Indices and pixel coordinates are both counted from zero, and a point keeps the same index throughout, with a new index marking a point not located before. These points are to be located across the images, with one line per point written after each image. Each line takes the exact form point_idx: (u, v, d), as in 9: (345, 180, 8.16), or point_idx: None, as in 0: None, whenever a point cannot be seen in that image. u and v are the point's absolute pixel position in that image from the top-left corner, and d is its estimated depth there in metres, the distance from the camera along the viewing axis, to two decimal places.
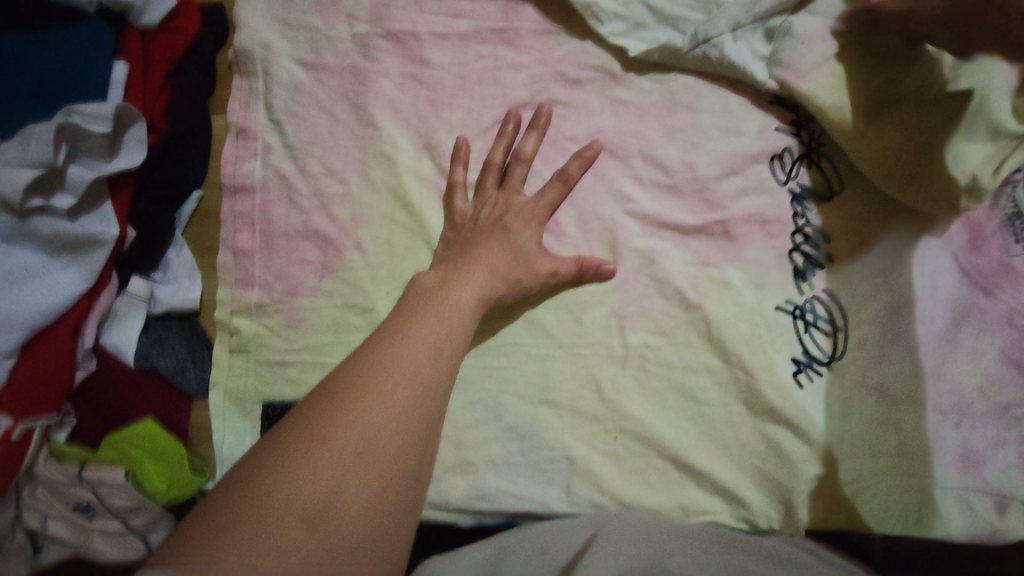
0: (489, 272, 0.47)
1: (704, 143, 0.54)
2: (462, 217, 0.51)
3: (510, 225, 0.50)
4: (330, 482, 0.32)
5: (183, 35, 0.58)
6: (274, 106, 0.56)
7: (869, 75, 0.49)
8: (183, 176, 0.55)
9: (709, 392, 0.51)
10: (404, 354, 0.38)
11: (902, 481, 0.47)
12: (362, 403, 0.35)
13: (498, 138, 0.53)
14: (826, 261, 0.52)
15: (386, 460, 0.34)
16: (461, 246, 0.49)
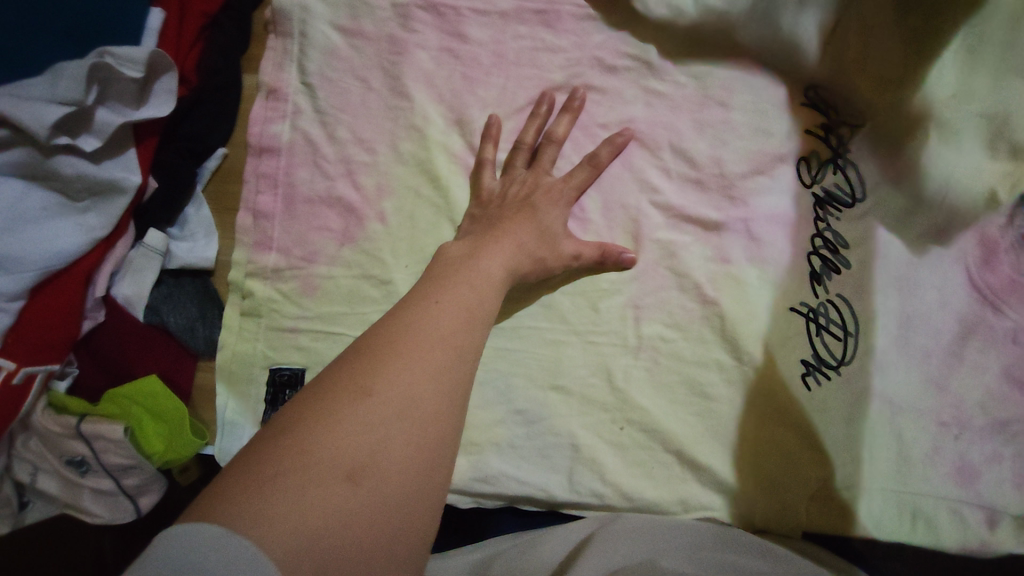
0: (518, 244, 0.45)
1: (740, 135, 0.52)
2: (489, 193, 0.50)
3: (538, 203, 0.48)
4: (373, 440, 0.30)
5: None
6: (307, 69, 0.55)
7: (885, 89, 0.51)
8: (209, 132, 0.56)
9: (719, 388, 0.51)
10: (437, 316, 0.36)
11: (899, 490, 0.47)
12: (395, 364, 0.33)
13: (530, 119, 0.52)
14: (844, 266, 0.50)
15: (428, 419, 0.32)
16: (488, 220, 0.48)
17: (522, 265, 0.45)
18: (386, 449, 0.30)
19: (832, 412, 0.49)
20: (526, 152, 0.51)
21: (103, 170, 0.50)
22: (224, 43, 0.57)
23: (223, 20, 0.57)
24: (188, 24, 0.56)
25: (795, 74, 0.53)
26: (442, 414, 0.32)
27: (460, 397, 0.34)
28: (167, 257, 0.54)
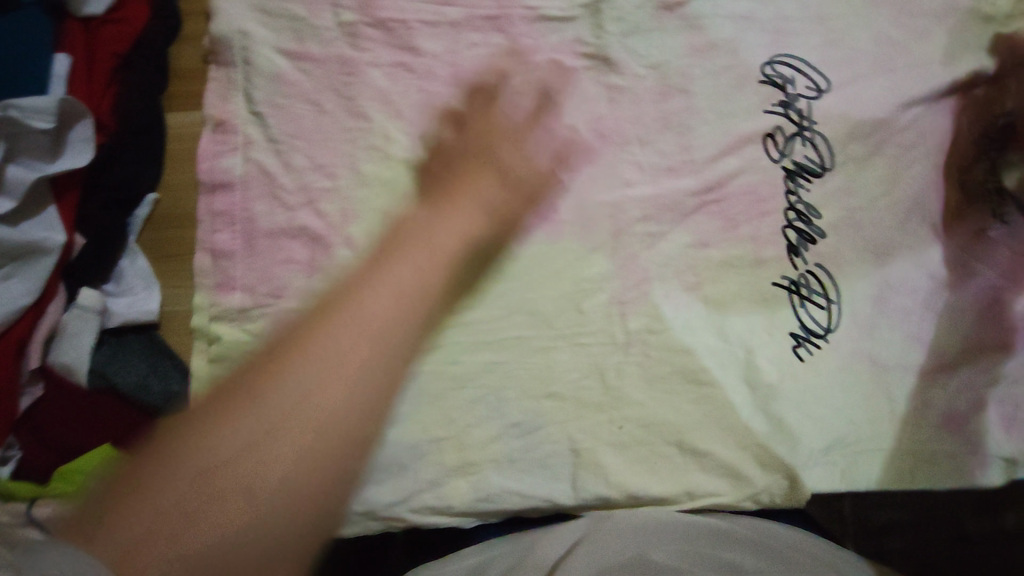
0: (465, 204, 0.46)
1: (706, 120, 0.52)
2: (447, 149, 0.51)
3: (495, 147, 0.49)
4: (263, 436, 0.34)
5: (130, 24, 0.56)
6: (254, 97, 0.52)
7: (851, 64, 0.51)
8: (135, 178, 0.54)
9: (713, 373, 0.50)
10: (359, 319, 0.38)
11: (896, 446, 0.49)
12: (304, 365, 0.36)
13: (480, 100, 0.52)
14: (818, 235, 0.51)
15: (322, 417, 0.35)
16: (445, 173, 0.49)
17: (479, 227, 0.46)
18: (274, 448, 0.33)
19: (824, 381, 0.50)
20: (483, 100, 0.52)
21: (22, 232, 0.49)
22: (143, 82, 0.55)
23: (136, 57, 0.55)
24: (97, 67, 0.54)
25: (754, 53, 0.52)
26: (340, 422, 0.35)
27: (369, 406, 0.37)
28: (105, 317, 0.51)
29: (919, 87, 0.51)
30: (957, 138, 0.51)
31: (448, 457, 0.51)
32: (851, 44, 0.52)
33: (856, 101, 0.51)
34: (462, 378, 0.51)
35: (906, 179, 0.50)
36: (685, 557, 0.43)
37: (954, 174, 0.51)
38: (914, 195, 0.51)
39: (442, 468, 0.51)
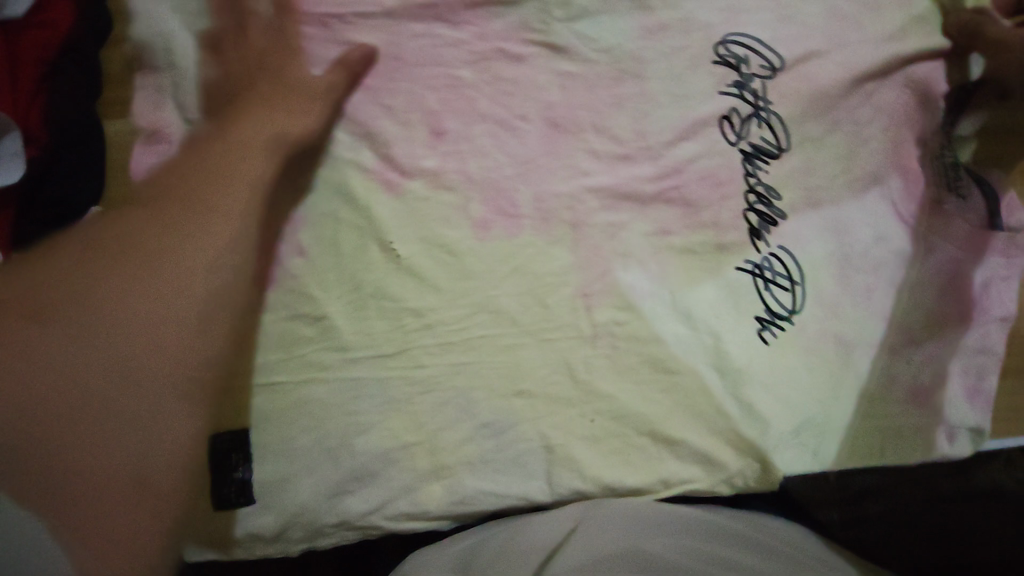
0: (270, 109, 0.47)
1: (660, 104, 0.51)
2: (235, 68, 0.50)
3: (281, 63, 0.49)
4: (125, 310, 0.35)
5: (56, 27, 0.51)
6: (186, 104, 0.50)
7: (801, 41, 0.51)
8: (75, 193, 0.50)
9: (680, 361, 0.50)
10: (193, 218, 0.39)
11: (863, 422, 0.50)
12: (137, 271, 0.36)
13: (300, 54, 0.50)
14: (779, 217, 0.50)
15: (200, 307, 0.37)
16: (234, 92, 0.49)
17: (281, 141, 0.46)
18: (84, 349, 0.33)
19: (790, 362, 0.50)
20: (243, 33, 0.50)
21: None
22: (74, 92, 0.51)
23: (64, 64, 0.51)
24: (22, 76, 0.50)
25: (704, 33, 0.51)
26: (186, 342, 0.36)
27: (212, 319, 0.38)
28: None
29: (874, 60, 0.50)
30: (913, 110, 0.51)
31: (420, 463, 0.49)
32: (801, 18, 0.51)
33: (809, 79, 0.50)
34: (429, 383, 0.50)
35: (862, 155, 0.51)
36: (686, 553, 0.44)
37: (910, 146, 0.51)
38: (875, 166, 0.51)
39: (415, 475, 0.49)
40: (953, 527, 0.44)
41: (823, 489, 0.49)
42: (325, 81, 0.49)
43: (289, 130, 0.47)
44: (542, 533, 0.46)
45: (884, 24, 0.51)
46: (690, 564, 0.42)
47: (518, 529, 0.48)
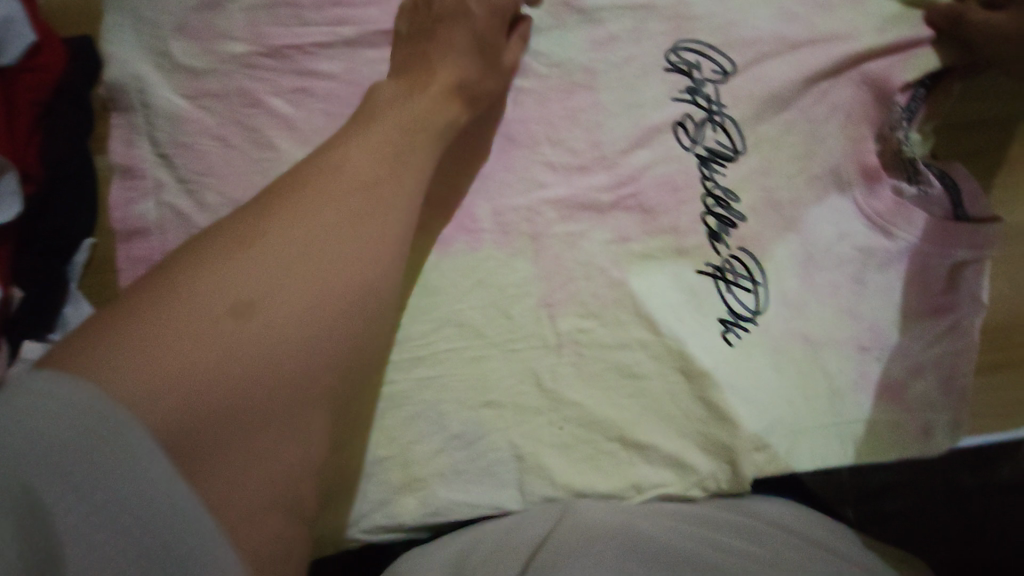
0: (446, 93, 0.47)
1: (613, 114, 0.52)
2: (436, 31, 0.50)
3: (498, 44, 0.51)
4: (323, 309, 0.35)
5: (49, 73, 0.53)
6: (159, 140, 0.53)
7: (750, 44, 0.51)
8: (71, 224, 0.53)
9: (645, 366, 0.50)
10: (366, 201, 0.38)
11: (834, 422, 0.49)
12: (331, 267, 0.35)
13: (482, 24, 0.50)
14: (739, 220, 0.50)
15: (378, 308, 0.38)
16: (418, 62, 0.49)
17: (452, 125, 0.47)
18: (261, 328, 0.32)
19: (755, 361, 0.50)
20: (446, 5, 0.50)
21: None
22: (67, 131, 0.54)
23: (59, 106, 0.54)
24: (19, 119, 0.52)
25: (654, 41, 0.52)
26: (337, 330, 0.35)
27: (360, 315, 0.37)
28: None
29: (824, 59, 0.51)
30: (874, 103, 0.51)
31: (394, 476, 0.50)
32: (751, 22, 0.52)
33: (760, 81, 0.51)
34: (398, 398, 0.51)
35: (817, 154, 0.51)
36: (684, 542, 0.41)
37: (868, 137, 0.51)
38: (829, 164, 0.51)
39: (388, 488, 0.50)
40: (960, 524, 0.56)
41: (841, 487, 0.56)
42: (506, 72, 0.51)
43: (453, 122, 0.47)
44: (525, 533, 0.45)
45: (830, 21, 0.51)
46: (692, 549, 0.40)
47: (498, 531, 0.46)
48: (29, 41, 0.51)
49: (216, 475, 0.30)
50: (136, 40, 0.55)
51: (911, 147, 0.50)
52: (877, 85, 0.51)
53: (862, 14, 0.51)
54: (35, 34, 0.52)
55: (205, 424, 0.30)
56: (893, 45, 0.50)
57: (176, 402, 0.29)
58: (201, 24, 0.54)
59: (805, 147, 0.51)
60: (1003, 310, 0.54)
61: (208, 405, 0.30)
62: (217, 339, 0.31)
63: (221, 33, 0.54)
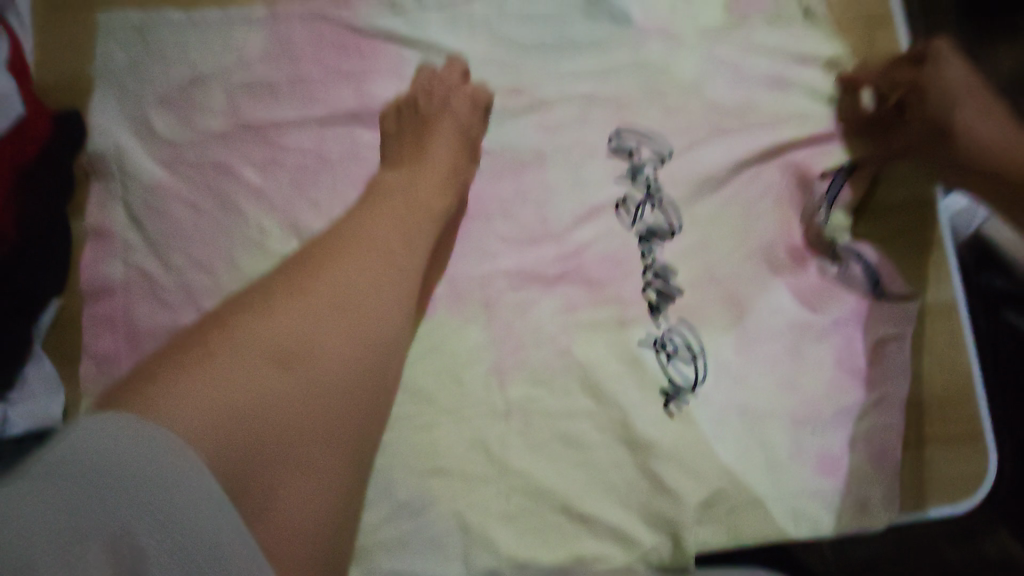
0: (444, 182, 0.50)
1: (561, 193, 0.55)
2: (421, 114, 0.54)
3: (477, 123, 0.55)
4: (352, 356, 0.38)
5: (36, 142, 0.57)
6: (133, 205, 0.56)
7: (686, 134, 0.56)
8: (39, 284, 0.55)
9: (591, 435, 0.52)
10: (390, 261, 0.42)
11: (774, 493, 0.50)
12: (356, 317, 0.38)
13: (462, 105, 0.54)
14: (677, 292, 0.53)
15: (400, 354, 0.41)
16: (412, 145, 0.52)
17: (448, 197, 0.50)
18: (301, 377, 0.36)
19: (698, 431, 0.51)
20: (433, 106, 0.54)
21: None
22: (48, 196, 0.57)
23: (41, 172, 0.57)
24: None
25: (599, 128, 0.56)
26: (364, 378, 0.38)
27: (384, 363, 0.39)
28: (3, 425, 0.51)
29: (753, 149, 0.55)
30: (800, 189, 0.55)
31: None
32: (687, 113, 0.56)
33: (695, 166, 0.55)
34: None
35: (745, 236, 0.54)
36: None
37: (797, 219, 0.55)
38: (761, 242, 0.54)
39: None
40: None
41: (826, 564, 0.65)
42: (478, 147, 0.55)
43: (448, 196, 0.50)
44: None
45: (753, 114, 0.56)
46: None
47: None
48: (18, 114, 0.55)
49: (265, 514, 0.33)
50: (120, 113, 0.58)
51: (829, 231, 0.55)
52: (802, 172, 0.55)
53: (784, 112, 0.57)
54: (23, 108, 0.56)
55: (253, 463, 0.33)
56: (811, 137, 0.56)
57: (226, 451, 0.32)
58: (182, 99, 0.58)
59: (733, 229, 0.54)
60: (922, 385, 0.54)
61: (256, 449, 0.34)
62: (263, 389, 0.35)
63: (200, 108, 0.58)
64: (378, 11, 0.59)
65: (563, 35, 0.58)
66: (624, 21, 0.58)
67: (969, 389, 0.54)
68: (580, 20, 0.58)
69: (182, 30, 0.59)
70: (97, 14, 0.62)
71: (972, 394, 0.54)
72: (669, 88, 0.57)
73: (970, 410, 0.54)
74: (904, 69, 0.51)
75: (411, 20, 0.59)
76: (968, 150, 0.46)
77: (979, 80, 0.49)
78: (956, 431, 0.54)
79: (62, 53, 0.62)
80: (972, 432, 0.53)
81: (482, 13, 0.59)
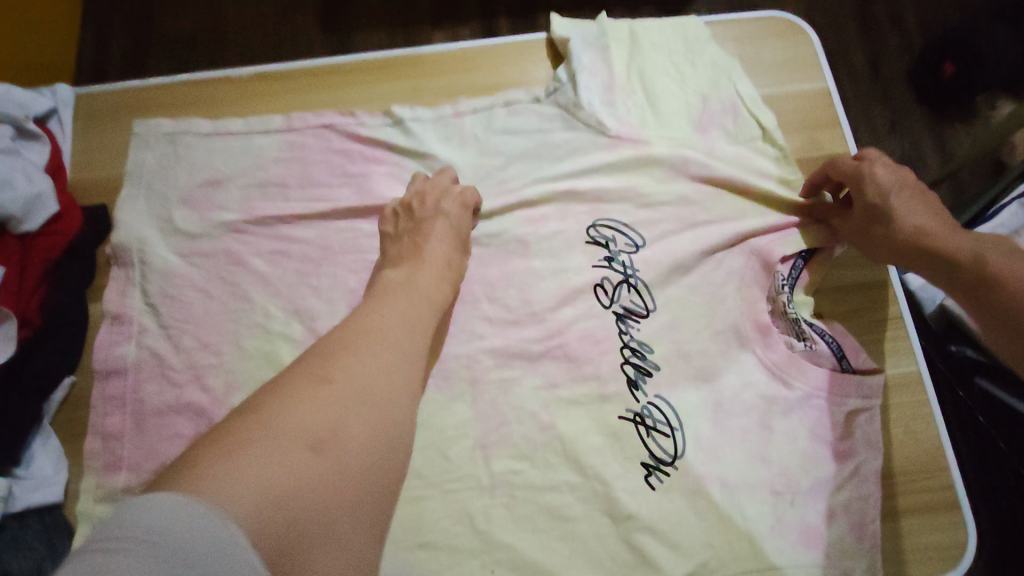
0: (440, 274, 0.55)
1: (542, 277, 0.60)
2: (418, 214, 0.59)
3: (466, 219, 0.60)
4: (370, 436, 0.40)
5: (63, 235, 0.62)
6: (149, 290, 0.60)
7: (655, 223, 0.62)
8: (55, 366, 0.58)
9: (574, 508, 0.53)
10: (400, 352, 0.45)
11: (757, 566, 0.51)
12: (373, 399, 0.41)
13: (454, 205, 0.59)
14: (653, 368, 0.57)
15: (408, 436, 0.43)
16: (410, 244, 0.57)
17: (444, 290, 0.54)
18: (332, 458, 0.37)
19: (678, 502, 0.53)
20: (428, 209, 0.59)
21: None
22: (70, 284, 0.62)
23: (67, 262, 0.62)
24: (29, 273, 0.59)
25: (577, 218, 0.62)
26: (380, 456, 0.40)
27: (395, 443, 0.42)
28: (8, 501, 0.53)
29: (720, 237, 0.60)
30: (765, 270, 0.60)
31: None
32: (656, 205, 0.62)
33: (667, 251, 0.60)
34: None
35: (716, 314, 0.59)
36: None
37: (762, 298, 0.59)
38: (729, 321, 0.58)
39: None
40: None
41: None
42: (467, 243, 0.60)
43: (443, 289, 0.54)
44: None
45: (719, 206, 0.62)
46: None
47: None
48: (51, 211, 0.61)
49: None
50: (144, 208, 0.64)
51: (794, 308, 0.59)
52: (765, 258, 0.60)
53: (746, 205, 0.62)
54: (57, 204, 0.62)
55: (286, 540, 0.34)
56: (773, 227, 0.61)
57: (264, 528, 0.33)
58: (202, 196, 0.64)
59: (706, 308, 0.59)
60: (897, 454, 0.58)
61: (293, 531, 0.34)
62: (296, 470, 0.36)
63: (216, 204, 0.64)
64: (380, 123, 0.67)
65: (544, 143, 0.65)
66: (600, 128, 0.64)
67: (942, 460, 0.58)
68: (560, 128, 0.65)
69: (207, 136, 0.67)
70: (133, 122, 0.69)
71: (945, 466, 0.58)
72: (642, 182, 0.63)
73: (944, 480, 0.57)
74: (846, 162, 0.58)
75: (410, 131, 0.66)
76: (909, 231, 0.52)
77: (908, 172, 0.55)
78: (934, 501, 0.57)
79: (97, 156, 0.69)
80: (949, 503, 0.57)
81: (470, 127, 0.66)
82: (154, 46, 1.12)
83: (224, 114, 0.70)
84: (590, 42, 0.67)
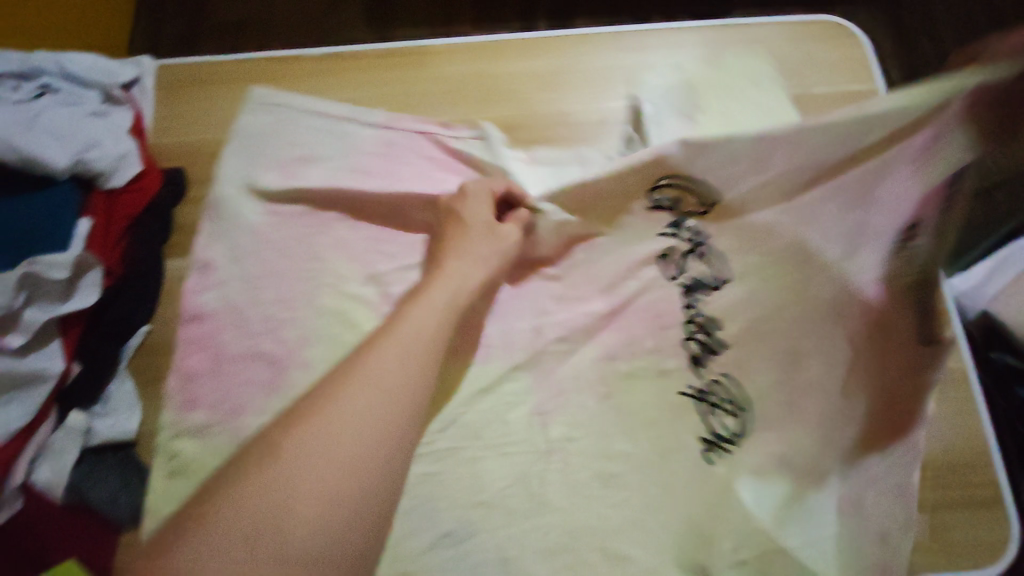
0: (469, 265, 0.57)
1: (608, 250, 0.61)
2: (450, 211, 0.61)
3: (494, 213, 0.61)
4: (337, 490, 0.39)
5: (146, 192, 0.65)
6: (232, 243, 0.63)
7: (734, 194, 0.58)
8: (133, 313, 0.60)
9: (627, 478, 0.54)
10: (381, 394, 0.43)
11: (816, 544, 0.51)
12: (343, 450, 0.40)
13: (484, 199, 0.60)
14: (719, 347, 0.56)
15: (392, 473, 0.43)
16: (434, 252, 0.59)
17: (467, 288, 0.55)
18: (285, 526, 0.38)
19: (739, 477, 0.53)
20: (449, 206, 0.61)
21: (28, 363, 0.52)
22: (149, 235, 0.64)
23: (148, 217, 0.65)
24: (113, 225, 0.63)
25: None
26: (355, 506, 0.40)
27: (372, 489, 0.41)
28: (87, 435, 0.55)
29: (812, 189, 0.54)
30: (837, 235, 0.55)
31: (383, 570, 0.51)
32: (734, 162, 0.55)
33: (747, 222, 0.57)
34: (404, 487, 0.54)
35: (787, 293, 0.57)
36: None
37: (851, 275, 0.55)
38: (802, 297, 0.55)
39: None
40: None
41: None
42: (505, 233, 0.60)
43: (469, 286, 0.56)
44: None
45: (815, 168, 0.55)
46: None
47: None
48: (136, 170, 0.64)
49: None
50: (233, 167, 0.66)
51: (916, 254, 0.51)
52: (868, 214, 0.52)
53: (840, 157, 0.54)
54: (140, 164, 0.65)
55: None
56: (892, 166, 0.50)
57: None
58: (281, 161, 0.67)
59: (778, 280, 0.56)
60: (935, 449, 0.60)
61: None
62: (254, 535, 0.38)
63: (300, 170, 0.66)
64: (472, 136, 0.69)
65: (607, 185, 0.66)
66: None
67: (987, 455, 0.59)
68: None
69: (304, 112, 0.69)
70: (225, 89, 0.72)
71: (989, 463, 0.59)
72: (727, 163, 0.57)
73: (988, 477, 0.58)
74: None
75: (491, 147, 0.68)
76: None
77: None
78: (975, 496, 0.58)
79: (176, 119, 0.72)
80: (993, 498, 0.57)
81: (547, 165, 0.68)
82: (206, 30, 1.16)
83: (307, 89, 0.72)
84: (677, 105, 0.66)
